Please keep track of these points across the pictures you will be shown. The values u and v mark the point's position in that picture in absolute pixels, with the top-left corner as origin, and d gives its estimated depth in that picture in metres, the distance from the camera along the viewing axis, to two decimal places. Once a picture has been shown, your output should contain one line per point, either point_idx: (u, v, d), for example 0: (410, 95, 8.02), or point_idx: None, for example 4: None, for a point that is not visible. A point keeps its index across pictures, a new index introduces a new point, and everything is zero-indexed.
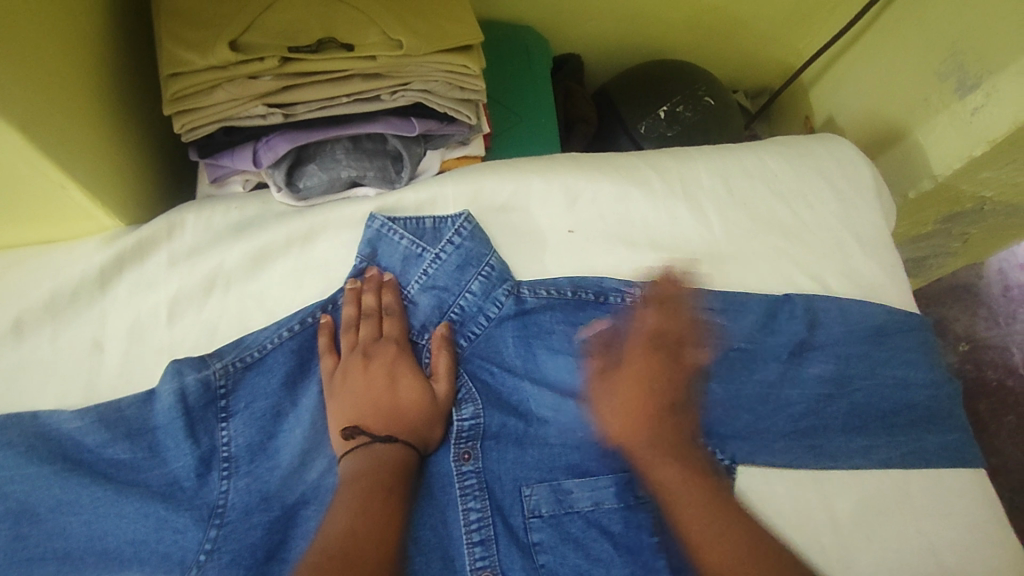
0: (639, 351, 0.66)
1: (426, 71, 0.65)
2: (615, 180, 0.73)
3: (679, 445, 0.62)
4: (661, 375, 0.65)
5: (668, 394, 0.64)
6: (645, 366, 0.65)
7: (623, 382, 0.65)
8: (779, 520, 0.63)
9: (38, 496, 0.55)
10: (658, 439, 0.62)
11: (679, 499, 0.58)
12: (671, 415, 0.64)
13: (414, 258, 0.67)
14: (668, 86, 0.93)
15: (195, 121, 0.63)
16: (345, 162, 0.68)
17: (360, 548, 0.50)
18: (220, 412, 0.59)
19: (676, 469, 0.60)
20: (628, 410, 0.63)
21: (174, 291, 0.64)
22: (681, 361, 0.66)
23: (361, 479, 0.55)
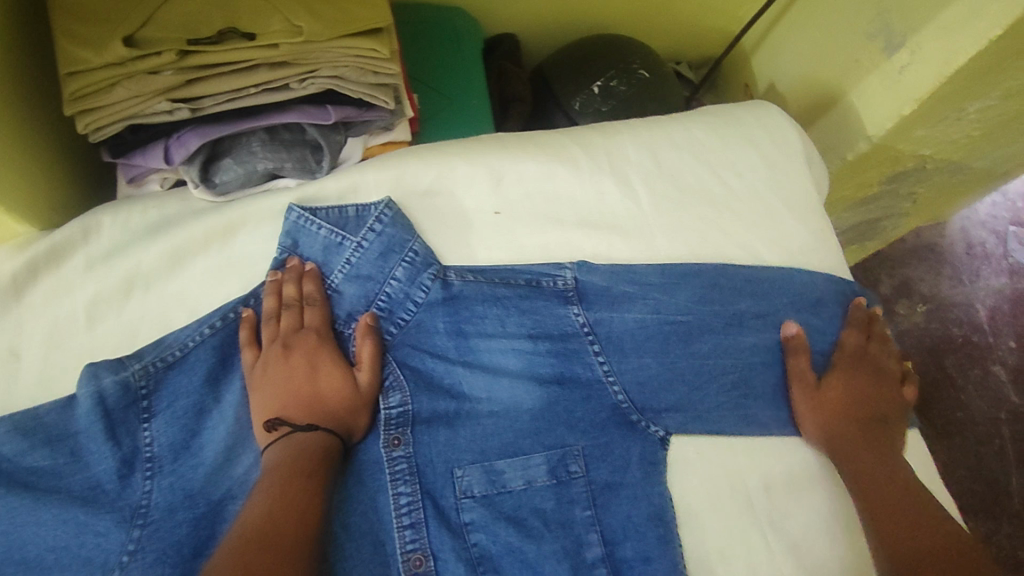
0: (863, 369, 0.69)
1: (333, 56, 0.64)
2: (541, 159, 0.71)
3: (887, 449, 0.65)
4: (875, 388, 0.69)
5: (879, 405, 0.68)
6: (864, 375, 0.69)
7: (830, 386, 0.67)
8: (713, 490, 0.62)
9: None
10: (871, 439, 0.65)
11: (887, 491, 0.62)
12: (877, 417, 0.67)
13: (335, 247, 0.66)
14: (600, 61, 0.92)
15: (99, 120, 0.62)
16: (261, 154, 0.67)
17: (277, 530, 0.51)
18: (143, 412, 0.59)
19: (873, 452, 0.64)
20: (830, 410, 0.66)
21: (93, 294, 0.64)
22: (892, 386, 0.70)
23: (280, 468, 0.55)
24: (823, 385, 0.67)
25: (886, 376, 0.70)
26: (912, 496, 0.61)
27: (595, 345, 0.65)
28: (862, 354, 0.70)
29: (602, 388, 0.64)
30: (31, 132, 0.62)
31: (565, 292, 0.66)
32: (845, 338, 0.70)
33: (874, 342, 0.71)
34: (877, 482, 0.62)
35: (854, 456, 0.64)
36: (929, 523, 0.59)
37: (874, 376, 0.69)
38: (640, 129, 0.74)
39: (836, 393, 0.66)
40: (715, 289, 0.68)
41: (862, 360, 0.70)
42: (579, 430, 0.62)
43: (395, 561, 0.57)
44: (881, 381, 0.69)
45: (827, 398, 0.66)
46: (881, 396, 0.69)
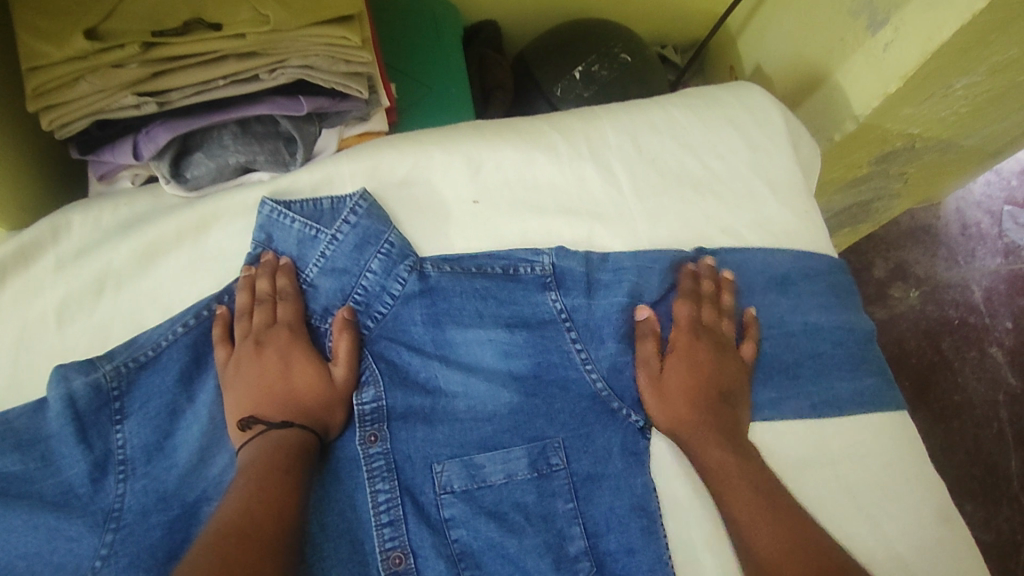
0: (698, 343, 0.64)
1: (303, 46, 0.62)
2: (518, 146, 0.70)
3: (728, 435, 0.60)
4: (708, 365, 0.63)
5: (716, 382, 0.63)
6: (703, 352, 0.64)
7: (670, 371, 0.63)
8: (697, 477, 0.62)
9: None
10: (715, 424, 0.61)
11: (729, 484, 0.57)
12: (723, 407, 0.62)
13: (309, 240, 0.65)
14: (582, 46, 0.90)
15: (64, 116, 0.60)
16: (232, 148, 0.66)
17: (254, 527, 0.49)
18: (115, 414, 0.58)
19: (725, 455, 0.59)
20: (677, 407, 0.61)
21: (62, 295, 0.63)
22: (734, 357, 0.65)
23: (254, 465, 0.54)
24: (665, 368, 0.63)
25: (725, 346, 0.65)
26: (774, 506, 0.55)
27: (572, 332, 0.64)
28: (693, 326, 0.65)
29: (582, 378, 0.63)
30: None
31: (544, 278, 0.65)
32: (676, 313, 0.65)
33: (703, 310, 0.66)
34: (732, 491, 0.57)
35: (711, 464, 0.59)
36: (791, 536, 0.53)
37: (711, 350, 0.64)
38: (618, 112, 0.73)
39: (678, 387, 0.62)
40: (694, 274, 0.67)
41: (697, 334, 0.65)
42: (559, 421, 0.62)
43: (374, 560, 0.57)
44: (721, 355, 0.64)
45: (672, 398, 0.62)
46: (728, 375, 0.63)
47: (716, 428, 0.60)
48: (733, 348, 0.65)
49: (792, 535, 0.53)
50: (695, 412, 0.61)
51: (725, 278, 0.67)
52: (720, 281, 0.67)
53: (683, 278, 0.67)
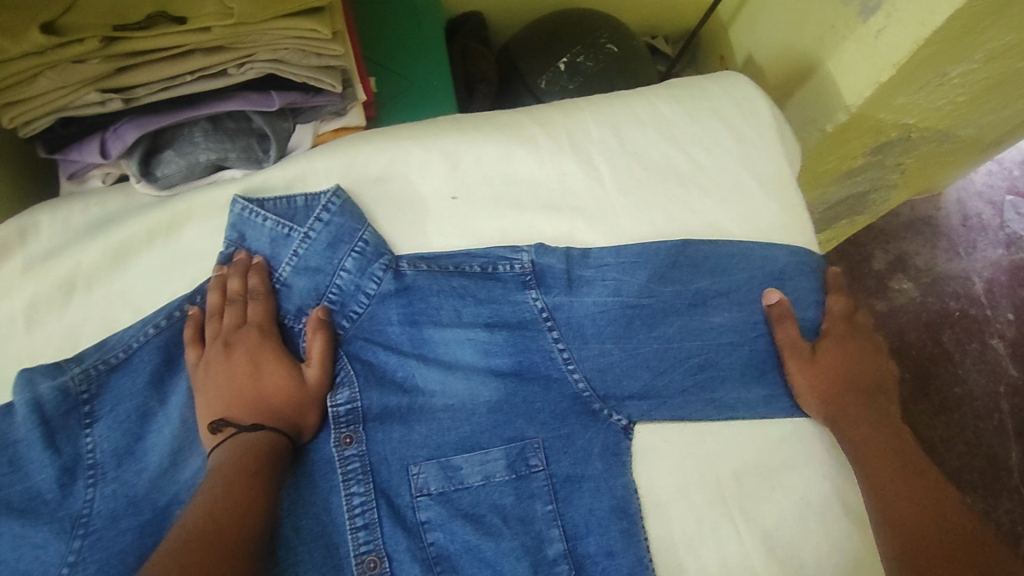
0: (856, 335, 0.66)
1: (271, 39, 0.60)
2: (498, 140, 0.68)
3: (876, 418, 0.62)
4: (870, 358, 0.65)
5: (870, 374, 0.65)
6: (857, 345, 0.65)
7: (829, 354, 0.64)
8: (682, 477, 0.60)
9: None
10: (851, 405, 0.62)
11: (872, 460, 0.59)
12: (868, 393, 0.63)
13: (282, 239, 0.63)
14: (566, 37, 0.88)
15: (27, 112, 0.59)
16: (203, 145, 0.64)
17: (221, 531, 0.48)
18: (84, 417, 0.57)
19: (872, 431, 0.61)
20: (822, 383, 0.62)
21: (31, 295, 0.61)
22: (884, 357, 0.67)
23: (224, 468, 0.53)
24: (820, 351, 0.64)
25: (878, 347, 0.67)
26: (915, 480, 0.57)
27: (553, 331, 0.62)
28: (849, 319, 0.67)
29: (563, 378, 0.61)
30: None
31: (523, 275, 0.64)
32: (830, 304, 0.67)
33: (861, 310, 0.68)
34: (877, 463, 0.59)
35: (856, 439, 0.60)
36: (931, 503, 0.55)
37: (869, 346, 0.66)
38: (601, 104, 0.71)
39: (834, 367, 0.63)
40: (678, 270, 0.66)
41: (854, 327, 0.67)
42: (539, 422, 0.60)
43: (349, 564, 0.55)
44: (875, 352, 0.66)
45: (824, 376, 0.62)
46: (876, 368, 0.65)
47: (868, 410, 0.62)
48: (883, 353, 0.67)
49: (943, 507, 0.55)
50: (840, 391, 0.62)
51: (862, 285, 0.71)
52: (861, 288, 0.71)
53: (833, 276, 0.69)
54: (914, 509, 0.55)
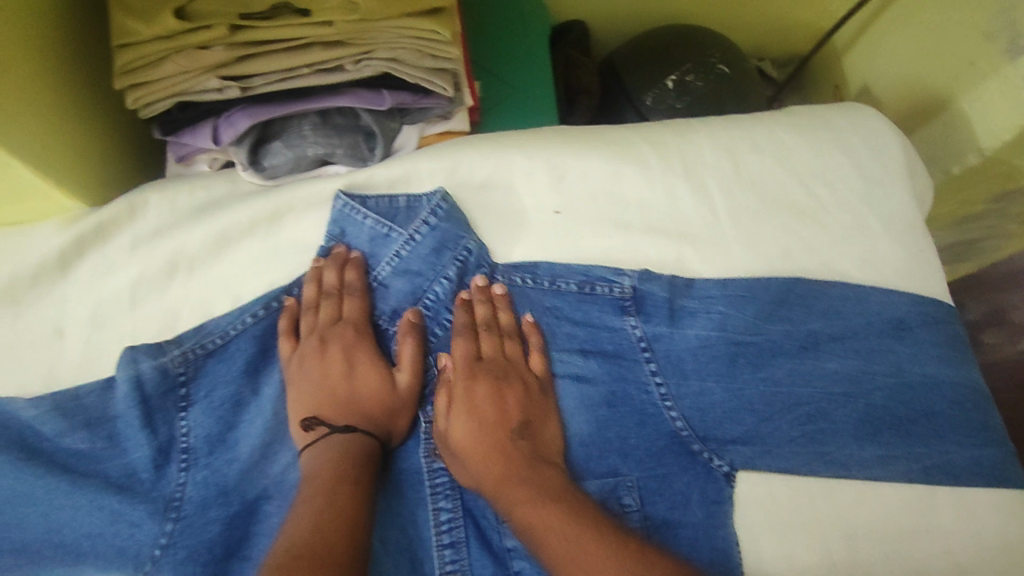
0: (484, 374, 0.58)
1: (391, 37, 0.59)
2: (606, 156, 0.66)
3: (540, 483, 0.53)
4: (503, 396, 0.57)
5: (507, 421, 0.56)
6: (482, 392, 0.57)
7: (463, 405, 0.56)
8: (789, 533, 0.55)
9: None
10: (520, 473, 0.53)
11: (552, 541, 0.50)
12: (514, 447, 0.55)
13: (381, 239, 0.62)
14: (675, 54, 0.85)
15: (149, 95, 0.59)
16: (311, 138, 0.64)
17: (329, 543, 0.46)
18: (180, 400, 0.57)
19: (549, 511, 0.51)
20: (476, 444, 0.54)
21: (136, 275, 0.62)
22: (519, 375, 0.58)
23: (321, 475, 0.51)
24: (457, 399, 0.57)
25: (512, 374, 0.58)
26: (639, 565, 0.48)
27: (652, 363, 0.59)
28: (472, 360, 0.59)
29: (659, 414, 0.58)
30: (73, 108, 0.60)
31: (622, 300, 0.61)
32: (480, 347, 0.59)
33: (486, 337, 0.59)
34: (571, 551, 0.49)
35: (534, 522, 0.51)
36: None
37: (490, 386, 0.57)
38: (716, 127, 0.68)
39: (470, 424, 0.55)
40: (791, 311, 0.61)
41: (473, 372, 0.58)
42: (634, 459, 0.57)
43: None
44: (504, 386, 0.57)
45: (472, 433, 0.55)
46: (524, 403, 0.57)
47: (514, 468, 0.53)
48: (519, 376, 0.58)
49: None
50: (480, 455, 0.54)
51: (499, 294, 0.61)
52: (494, 299, 0.61)
53: (456, 310, 0.60)
54: None
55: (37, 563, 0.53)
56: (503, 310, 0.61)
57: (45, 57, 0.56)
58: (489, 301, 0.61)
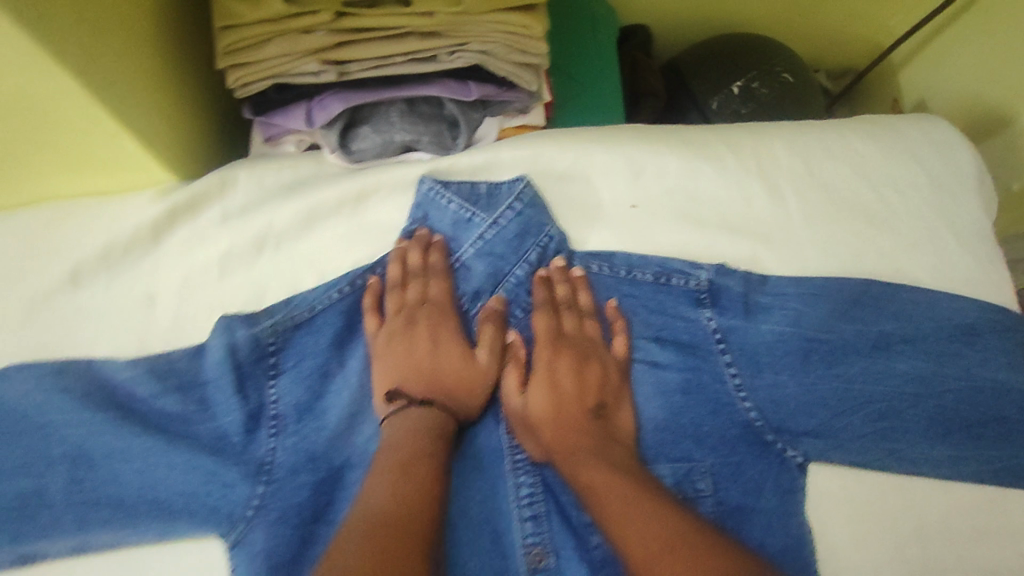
0: (566, 350, 0.60)
1: (485, 31, 0.60)
2: (684, 154, 0.67)
3: (604, 452, 0.55)
4: (583, 373, 0.59)
5: (586, 399, 0.58)
6: (564, 367, 0.59)
7: (542, 378, 0.59)
8: (863, 529, 0.57)
9: (93, 442, 0.57)
10: (586, 441, 0.55)
11: (602, 493, 0.52)
12: (589, 422, 0.57)
13: (464, 223, 0.64)
14: (742, 60, 0.87)
15: (248, 76, 0.61)
16: (399, 125, 0.65)
17: (410, 513, 0.48)
18: (270, 369, 0.60)
19: (603, 470, 0.53)
20: (551, 412, 0.57)
21: (225, 248, 0.63)
22: (601, 356, 0.60)
23: (399, 447, 0.53)
24: (537, 376, 0.59)
25: (592, 355, 0.60)
26: (665, 510, 0.49)
27: (726, 353, 0.61)
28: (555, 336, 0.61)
29: (733, 405, 0.59)
30: (176, 91, 0.63)
31: (697, 292, 0.62)
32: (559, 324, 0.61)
33: (567, 315, 0.61)
34: (618, 502, 0.51)
35: (588, 480, 0.53)
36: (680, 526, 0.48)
37: (572, 361, 0.59)
38: (790, 130, 0.69)
39: (547, 396, 0.58)
40: (864, 311, 0.62)
41: (554, 349, 0.60)
42: (708, 446, 0.58)
43: (515, 551, 0.55)
44: (585, 364, 0.60)
45: (547, 405, 0.57)
46: (602, 384, 0.59)
47: (585, 439, 0.56)
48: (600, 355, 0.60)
49: (664, 523, 0.48)
50: (555, 426, 0.57)
51: (579, 278, 0.63)
52: (574, 282, 0.63)
53: (535, 287, 0.62)
54: (645, 533, 0.48)
55: (136, 519, 0.56)
56: (584, 294, 0.62)
57: (155, 43, 0.59)
58: (570, 282, 0.63)
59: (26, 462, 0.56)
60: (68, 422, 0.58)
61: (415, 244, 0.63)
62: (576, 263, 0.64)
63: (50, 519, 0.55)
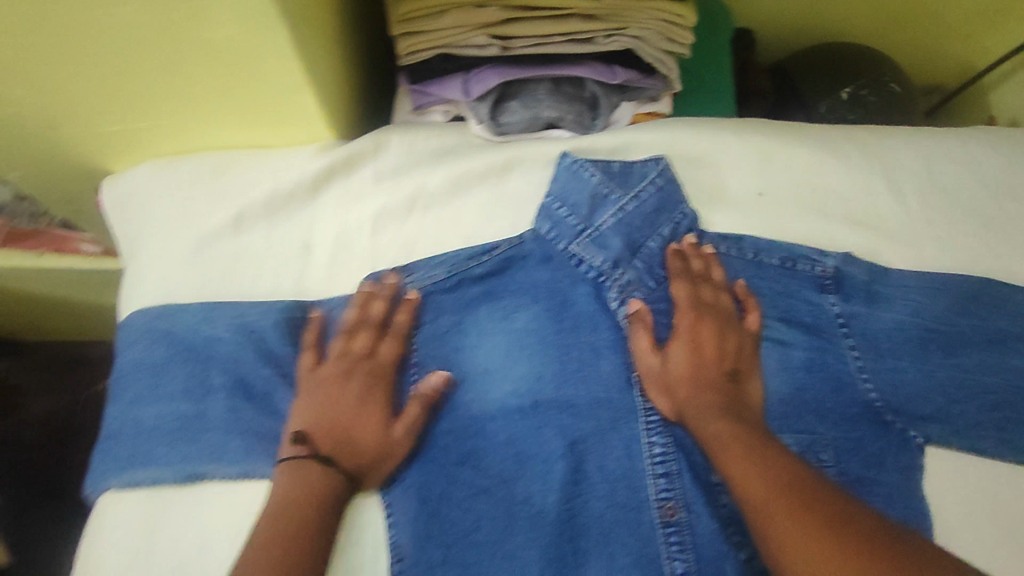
0: (710, 317, 0.62)
1: (643, 17, 0.65)
2: (812, 149, 0.72)
3: (734, 410, 0.58)
4: (723, 339, 0.62)
5: (724, 364, 0.61)
6: (707, 333, 0.62)
7: (681, 341, 0.61)
8: (980, 511, 0.60)
9: (254, 376, 0.63)
10: (717, 399, 0.59)
11: (723, 441, 0.56)
12: (727, 383, 0.60)
13: (601, 198, 0.66)
14: (851, 69, 0.90)
15: (418, 44, 0.65)
16: (546, 102, 0.69)
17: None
18: (411, 322, 0.63)
19: (726, 422, 0.57)
20: (686, 370, 0.60)
21: (380, 206, 0.68)
22: (739, 328, 0.63)
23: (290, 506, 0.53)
24: (675, 339, 0.62)
25: (731, 323, 0.63)
26: (768, 458, 0.53)
27: (849, 337, 0.65)
28: (695, 302, 0.63)
29: (855, 384, 0.63)
30: (344, 64, 0.69)
31: (823, 278, 0.66)
32: (698, 291, 0.64)
33: (704, 286, 0.64)
34: (735, 453, 0.54)
35: (710, 431, 0.57)
36: (779, 472, 0.52)
37: (714, 328, 0.62)
38: (912, 135, 0.74)
39: (686, 357, 0.61)
40: (982, 308, 0.65)
41: (697, 314, 0.63)
42: (830, 421, 0.62)
43: (649, 505, 0.59)
44: (725, 332, 0.62)
45: (685, 364, 0.61)
46: (739, 351, 0.62)
47: (718, 397, 0.59)
48: (739, 324, 0.63)
49: (773, 471, 0.52)
50: (690, 384, 0.60)
51: (710, 253, 0.66)
52: (707, 258, 0.66)
53: (668, 258, 0.66)
54: (757, 477, 0.52)
55: None
56: (718, 269, 0.65)
57: (334, 23, 0.65)
58: (702, 256, 0.66)
59: (188, 387, 0.63)
60: (232, 357, 0.64)
61: (386, 293, 0.63)
62: (706, 241, 0.68)
63: (212, 444, 0.61)
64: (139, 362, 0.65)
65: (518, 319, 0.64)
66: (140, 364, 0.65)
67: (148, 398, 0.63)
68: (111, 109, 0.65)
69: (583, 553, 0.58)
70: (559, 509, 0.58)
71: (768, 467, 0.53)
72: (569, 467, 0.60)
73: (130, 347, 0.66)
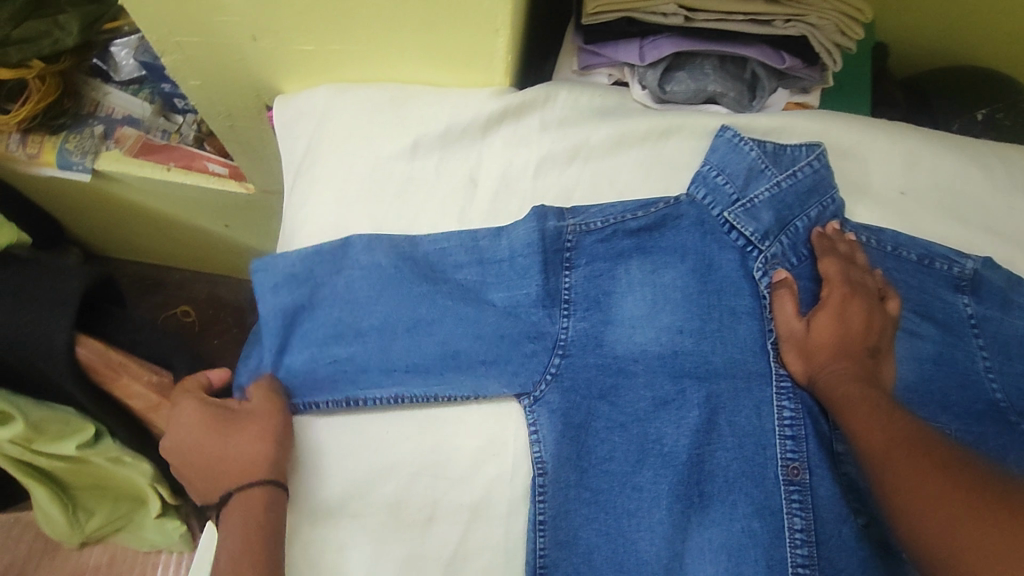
0: (859, 300, 0.65)
1: (825, 7, 0.68)
2: (959, 158, 0.74)
3: (869, 378, 0.61)
4: (872, 319, 0.65)
5: (867, 341, 0.64)
6: (856, 310, 0.64)
7: (824, 314, 0.65)
8: None
9: (406, 307, 0.65)
10: (851, 367, 0.62)
11: (850, 400, 0.60)
12: (868, 358, 0.63)
13: (757, 172, 0.70)
14: (990, 91, 0.92)
15: (606, 6, 0.69)
16: (713, 77, 0.73)
17: None
18: (565, 262, 0.67)
19: (858, 385, 0.60)
20: (829, 340, 0.63)
21: (544, 152, 0.72)
22: (882, 310, 0.66)
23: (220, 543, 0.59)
24: (820, 312, 0.65)
25: (877, 304, 0.66)
26: (887, 415, 0.57)
27: (980, 338, 0.67)
28: (846, 279, 0.66)
29: (982, 382, 0.66)
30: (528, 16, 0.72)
31: (959, 279, 0.69)
32: (843, 272, 0.66)
33: (853, 267, 0.67)
34: (858, 415, 0.58)
35: (838, 392, 0.61)
36: (892, 425, 0.56)
37: (864, 307, 0.65)
38: None
39: (829, 330, 0.64)
40: None
41: (849, 292, 0.65)
42: (953, 413, 0.64)
43: (775, 466, 0.62)
44: (872, 311, 0.65)
45: (829, 333, 0.64)
46: (883, 331, 0.65)
47: (857, 365, 0.62)
48: (883, 304, 0.66)
49: (886, 426, 0.56)
50: (833, 350, 0.63)
51: (850, 239, 0.69)
52: (848, 241, 0.69)
53: (813, 239, 0.69)
54: (877, 428, 0.56)
55: (446, 373, 0.63)
56: (862, 255, 0.68)
57: None
58: (844, 240, 0.69)
59: (339, 331, 0.65)
60: (393, 281, 0.66)
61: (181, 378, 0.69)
62: (848, 229, 0.70)
63: (371, 359, 0.64)
64: (292, 275, 0.68)
65: (665, 274, 0.67)
66: (297, 296, 0.67)
67: (306, 311, 0.66)
68: (307, 29, 0.69)
69: (707, 497, 0.62)
70: (690, 453, 0.62)
71: (882, 422, 0.57)
72: (703, 417, 0.62)
73: (271, 295, 0.68)
